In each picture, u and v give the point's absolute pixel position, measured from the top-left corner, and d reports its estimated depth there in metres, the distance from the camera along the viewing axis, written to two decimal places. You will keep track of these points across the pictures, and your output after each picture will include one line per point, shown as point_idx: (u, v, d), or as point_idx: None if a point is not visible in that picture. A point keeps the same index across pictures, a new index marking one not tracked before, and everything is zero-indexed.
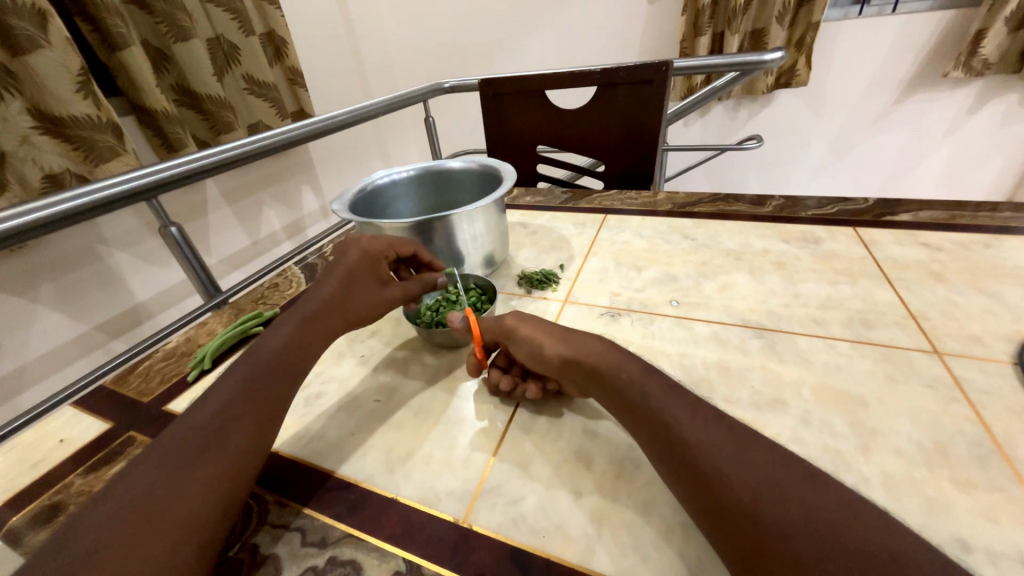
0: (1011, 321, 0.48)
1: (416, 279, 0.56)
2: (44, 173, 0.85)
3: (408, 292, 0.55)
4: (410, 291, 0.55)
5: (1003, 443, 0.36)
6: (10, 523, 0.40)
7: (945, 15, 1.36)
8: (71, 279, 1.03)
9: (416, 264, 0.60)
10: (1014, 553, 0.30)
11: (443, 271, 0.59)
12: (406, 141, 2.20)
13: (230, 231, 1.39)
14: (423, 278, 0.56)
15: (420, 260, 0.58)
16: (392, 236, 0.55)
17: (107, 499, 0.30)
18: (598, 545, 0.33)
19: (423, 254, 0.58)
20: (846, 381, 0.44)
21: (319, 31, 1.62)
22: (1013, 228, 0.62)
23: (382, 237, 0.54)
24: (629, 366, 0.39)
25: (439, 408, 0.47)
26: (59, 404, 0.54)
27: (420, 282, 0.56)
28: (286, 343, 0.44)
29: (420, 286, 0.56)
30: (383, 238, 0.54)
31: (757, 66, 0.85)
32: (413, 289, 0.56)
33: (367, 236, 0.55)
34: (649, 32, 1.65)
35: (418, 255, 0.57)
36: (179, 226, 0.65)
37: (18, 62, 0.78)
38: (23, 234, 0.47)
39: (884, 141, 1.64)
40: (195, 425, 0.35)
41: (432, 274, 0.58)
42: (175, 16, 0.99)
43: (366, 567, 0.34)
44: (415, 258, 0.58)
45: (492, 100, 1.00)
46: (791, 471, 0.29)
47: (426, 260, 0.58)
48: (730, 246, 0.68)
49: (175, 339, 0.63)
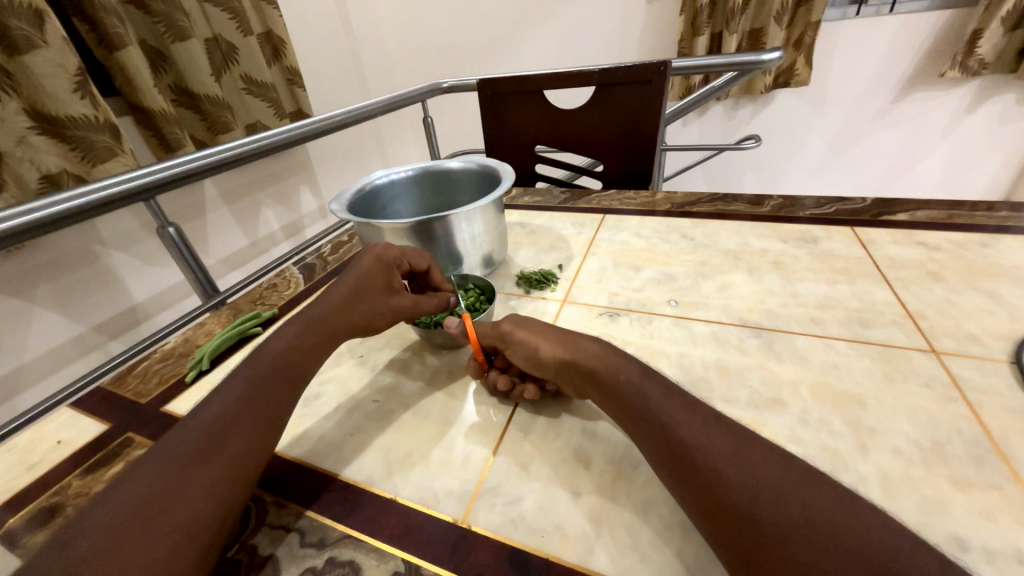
0: (1008, 320, 0.48)
1: (431, 296, 0.55)
2: (41, 174, 0.84)
3: (418, 305, 0.53)
4: (421, 305, 0.53)
5: (1001, 442, 0.36)
6: (7, 525, 0.40)
7: (944, 15, 1.36)
8: (69, 280, 1.02)
9: (428, 284, 0.59)
10: (1011, 551, 0.30)
11: (454, 292, 0.57)
12: (405, 142, 2.20)
13: (229, 231, 1.39)
14: (435, 294, 0.54)
15: (431, 279, 0.57)
16: (409, 247, 0.56)
17: (108, 500, 0.30)
18: (597, 544, 0.33)
19: (435, 273, 0.57)
20: (843, 380, 0.44)
21: (317, 32, 1.62)
22: (1010, 228, 0.62)
23: (398, 247, 0.55)
24: (627, 368, 0.39)
25: (438, 409, 0.47)
26: (57, 406, 0.53)
27: (434, 299, 0.54)
28: (290, 344, 0.44)
29: (432, 304, 0.54)
30: (397, 247, 0.55)
31: (755, 66, 0.85)
32: (424, 304, 0.53)
33: (383, 244, 0.56)
34: (648, 31, 1.65)
35: (431, 272, 0.57)
36: (177, 227, 0.64)
37: (15, 63, 0.77)
38: (25, 233, 0.47)
39: (881, 141, 1.65)
40: (197, 426, 0.35)
41: (445, 293, 0.56)
42: (173, 16, 0.99)
43: (365, 568, 0.34)
44: (428, 275, 0.57)
45: (491, 100, 1.00)
46: (789, 472, 0.29)
47: (437, 280, 0.57)
48: (728, 245, 0.68)
49: (174, 340, 0.63)
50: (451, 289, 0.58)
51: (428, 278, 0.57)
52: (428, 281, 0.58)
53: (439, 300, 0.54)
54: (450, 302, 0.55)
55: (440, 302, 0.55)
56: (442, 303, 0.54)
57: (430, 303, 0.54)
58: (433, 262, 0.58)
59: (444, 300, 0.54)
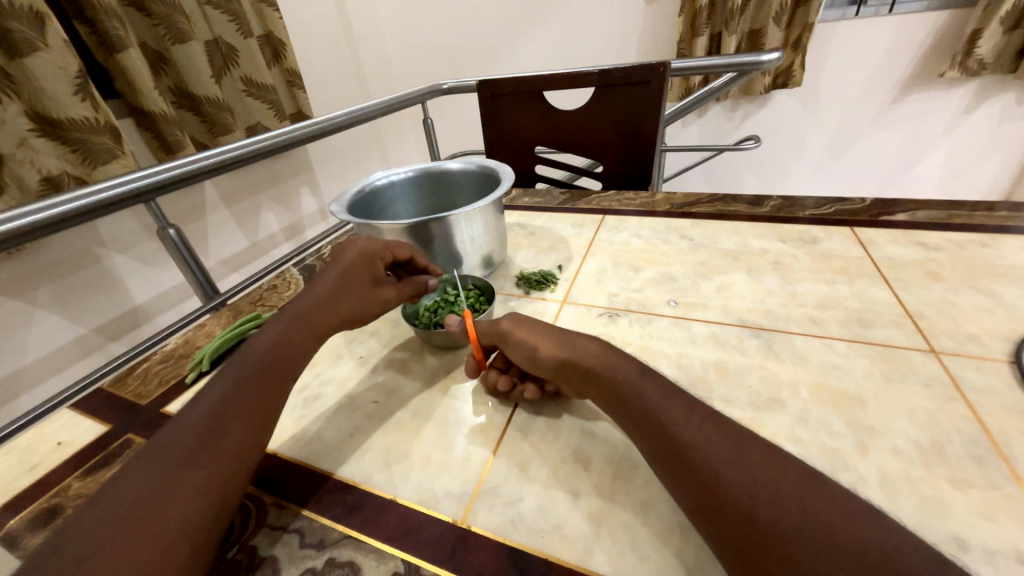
0: (1007, 319, 0.48)
1: (408, 280, 0.57)
2: (42, 176, 0.85)
3: (402, 294, 0.56)
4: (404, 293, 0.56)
5: (1000, 442, 0.36)
6: (7, 527, 0.40)
7: (943, 15, 1.36)
8: (69, 282, 1.03)
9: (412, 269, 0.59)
10: (1010, 551, 0.30)
11: (438, 274, 0.59)
12: (405, 143, 2.21)
13: (230, 232, 1.39)
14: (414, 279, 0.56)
15: (416, 265, 0.58)
16: (390, 240, 0.56)
17: (99, 503, 0.30)
18: (596, 545, 0.33)
19: (419, 260, 0.58)
20: (843, 380, 0.44)
21: (317, 34, 1.63)
22: (1010, 228, 0.62)
23: (378, 239, 0.55)
24: (626, 367, 0.39)
25: (436, 408, 0.47)
26: (58, 407, 0.54)
27: (413, 284, 0.56)
28: (278, 342, 0.44)
29: (414, 289, 0.56)
30: (379, 240, 0.55)
31: (755, 66, 0.85)
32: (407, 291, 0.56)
33: (364, 237, 0.55)
34: (647, 33, 1.66)
35: (414, 259, 0.57)
36: (177, 228, 0.64)
37: (16, 65, 0.77)
38: (25, 235, 0.47)
39: (880, 141, 1.65)
40: (187, 426, 0.35)
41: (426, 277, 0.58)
42: (174, 18, 0.99)
43: (364, 568, 0.34)
44: (412, 262, 0.58)
45: (490, 101, 1.01)
46: (785, 471, 0.29)
47: (422, 265, 0.58)
48: (727, 246, 0.68)
49: (173, 342, 0.63)
50: (437, 271, 0.59)
51: (412, 264, 0.58)
52: (412, 267, 0.59)
53: (417, 282, 0.57)
54: (428, 285, 0.57)
55: (416, 282, 0.57)
56: (420, 287, 0.57)
57: (411, 289, 0.56)
58: (417, 250, 0.59)
59: (423, 284, 0.56)
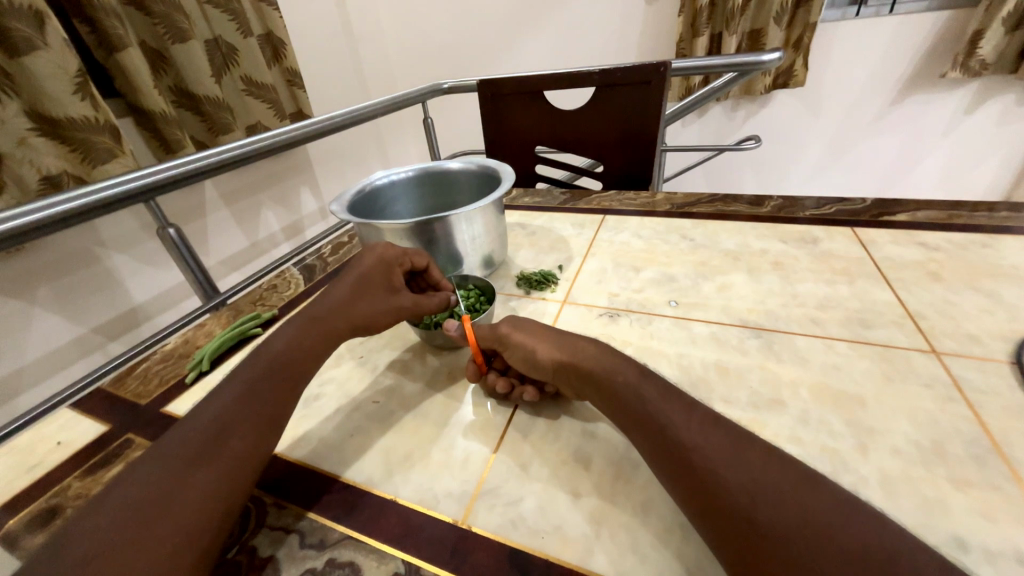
0: (1007, 320, 0.48)
1: (432, 296, 0.54)
2: (41, 175, 0.84)
3: (418, 305, 0.53)
4: (422, 305, 0.53)
5: (1001, 443, 0.36)
6: (6, 527, 0.40)
7: (943, 15, 1.36)
8: (69, 282, 1.03)
9: (428, 283, 0.59)
10: (1010, 552, 0.30)
11: (453, 291, 0.58)
12: (405, 142, 2.21)
13: (229, 231, 1.39)
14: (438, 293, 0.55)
15: (431, 278, 0.57)
16: (410, 247, 0.56)
17: (105, 503, 0.30)
18: (597, 546, 0.33)
19: (434, 272, 0.57)
20: (844, 381, 0.44)
21: (316, 33, 1.62)
22: (1010, 228, 0.62)
23: (399, 246, 0.55)
24: (625, 370, 0.39)
25: (437, 409, 0.47)
26: (59, 406, 0.54)
27: (436, 298, 0.54)
28: (287, 344, 0.44)
29: (434, 304, 0.54)
30: (399, 248, 0.55)
31: (756, 66, 0.84)
32: (426, 304, 0.53)
33: (385, 244, 0.56)
34: (647, 32, 1.66)
35: (430, 270, 0.57)
36: (177, 228, 0.64)
37: (15, 64, 0.77)
38: (24, 234, 0.47)
39: (880, 142, 1.65)
40: (196, 428, 0.35)
41: (445, 293, 0.56)
42: (173, 18, 0.99)
43: (365, 568, 0.34)
44: (427, 275, 0.58)
45: (490, 101, 1.00)
46: (787, 473, 0.29)
47: (437, 279, 0.57)
48: (728, 246, 0.68)
49: (173, 341, 0.63)
50: (450, 288, 0.58)
51: (428, 277, 0.58)
52: (428, 280, 0.58)
53: (441, 298, 0.54)
54: (451, 301, 0.55)
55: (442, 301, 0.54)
56: (442, 303, 0.54)
57: (430, 303, 0.54)
58: (433, 262, 0.58)
59: (444, 299, 0.54)
